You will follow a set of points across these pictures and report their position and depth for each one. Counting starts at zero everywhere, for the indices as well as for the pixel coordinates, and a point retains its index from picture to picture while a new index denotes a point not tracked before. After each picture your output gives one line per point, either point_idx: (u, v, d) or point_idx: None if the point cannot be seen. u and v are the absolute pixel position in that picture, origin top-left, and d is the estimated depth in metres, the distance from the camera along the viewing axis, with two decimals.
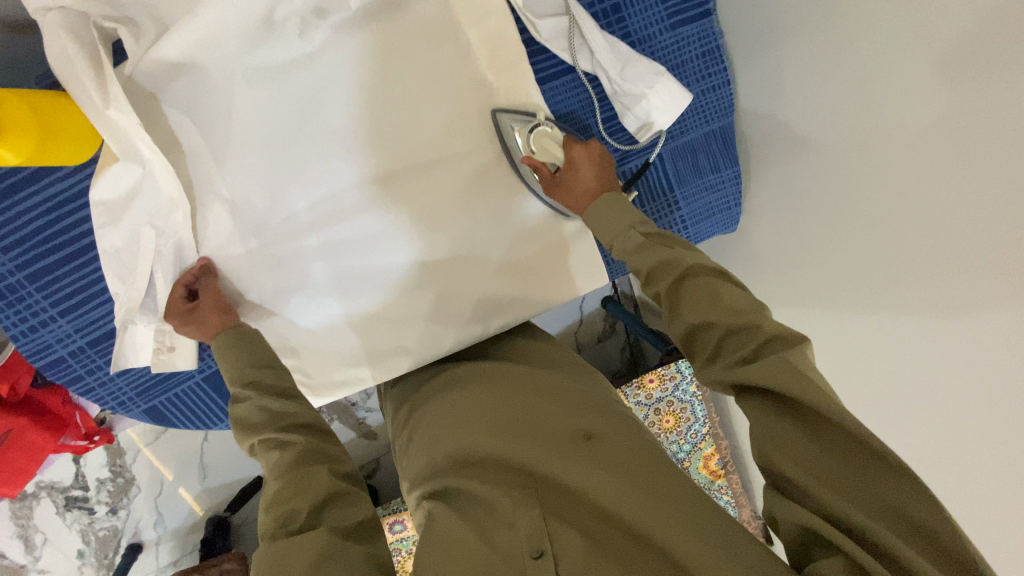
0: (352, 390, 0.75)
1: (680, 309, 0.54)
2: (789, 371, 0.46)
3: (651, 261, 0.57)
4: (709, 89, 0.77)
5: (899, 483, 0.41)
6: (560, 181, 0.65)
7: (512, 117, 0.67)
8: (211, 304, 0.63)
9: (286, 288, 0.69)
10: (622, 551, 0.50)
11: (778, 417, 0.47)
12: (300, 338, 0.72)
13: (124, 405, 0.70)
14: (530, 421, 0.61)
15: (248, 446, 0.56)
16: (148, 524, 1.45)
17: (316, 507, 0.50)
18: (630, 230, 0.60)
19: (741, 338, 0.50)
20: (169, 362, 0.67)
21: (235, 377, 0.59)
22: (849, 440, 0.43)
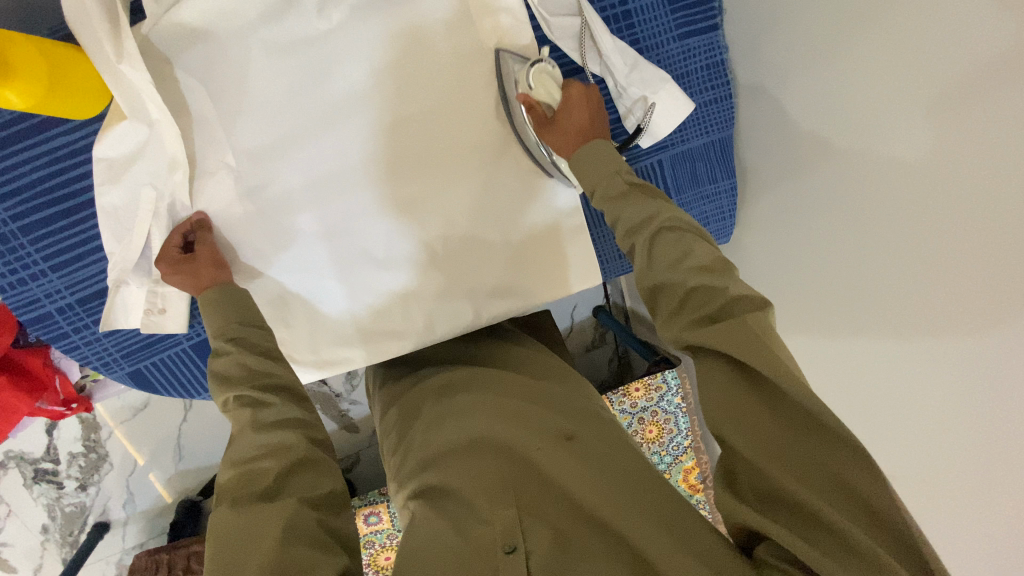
0: (339, 369, 0.75)
1: (652, 256, 0.56)
2: (750, 336, 0.48)
3: (627, 213, 0.59)
4: (711, 100, 0.79)
5: (840, 452, 0.43)
6: (553, 120, 0.65)
7: (514, 59, 0.68)
8: (205, 254, 0.63)
9: (283, 262, 0.70)
10: (593, 547, 0.50)
11: (730, 380, 0.48)
12: (291, 313, 0.72)
13: (107, 365, 0.70)
14: (512, 419, 0.62)
15: (223, 400, 0.56)
16: (117, 503, 1.43)
17: (287, 470, 0.50)
18: (615, 177, 0.61)
19: (704, 293, 0.52)
20: (159, 326, 0.67)
21: (218, 328, 0.60)
22: (795, 411, 0.45)
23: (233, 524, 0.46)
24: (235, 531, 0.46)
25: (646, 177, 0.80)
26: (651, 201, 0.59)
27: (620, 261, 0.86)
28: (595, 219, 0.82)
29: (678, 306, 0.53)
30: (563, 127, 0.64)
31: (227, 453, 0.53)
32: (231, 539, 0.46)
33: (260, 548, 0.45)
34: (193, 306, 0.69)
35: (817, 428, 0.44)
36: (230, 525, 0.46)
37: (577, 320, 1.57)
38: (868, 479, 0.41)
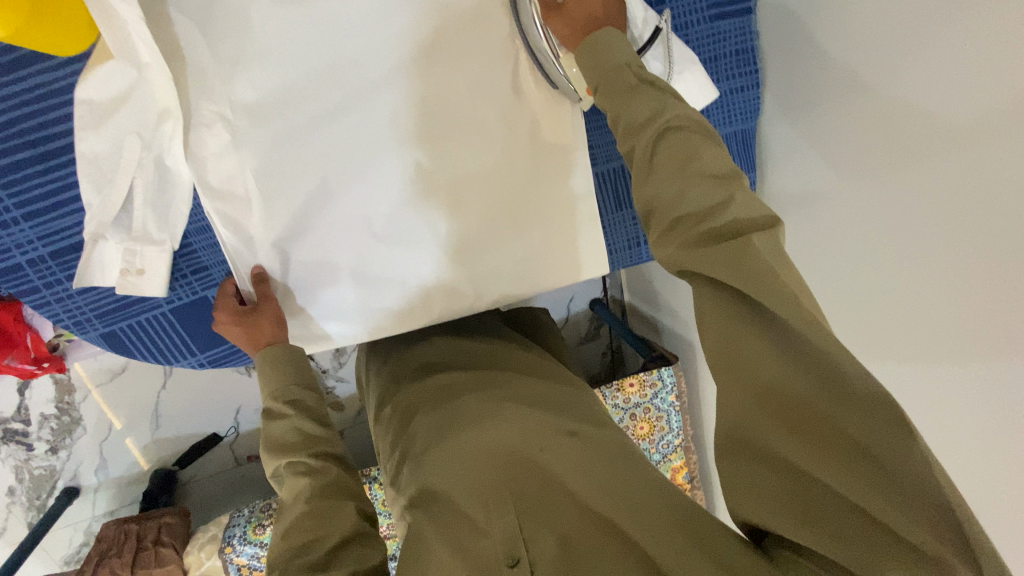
0: (330, 343, 0.72)
1: (653, 159, 0.51)
2: (752, 259, 0.44)
3: (630, 112, 0.53)
4: (737, 89, 0.76)
5: (862, 414, 0.40)
6: (562, 3, 0.59)
7: None
8: (268, 311, 0.65)
9: (277, 229, 0.65)
10: (601, 552, 0.50)
11: (747, 337, 0.44)
12: (281, 284, 0.67)
13: (80, 325, 0.65)
14: (507, 419, 0.62)
15: (279, 466, 0.61)
16: (88, 469, 1.39)
17: (339, 544, 0.54)
18: (625, 72, 0.55)
19: (704, 197, 0.48)
20: (137, 287, 0.63)
21: (273, 391, 0.65)
22: (812, 371, 0.41)
23: None
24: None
25: None
26: (662, 99, 0.53)
27: (628, 252, 0.83)
28: (605, 206, 0.80)
29: (673, 218, 0.49)
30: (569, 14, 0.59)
31: (279, 522, 0.57)
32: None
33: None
34: (176, 267, 0.65)
35: (835, 388, 0.41)
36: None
37: (572, 312, 1.55)
38: (888, 440, 0.39)
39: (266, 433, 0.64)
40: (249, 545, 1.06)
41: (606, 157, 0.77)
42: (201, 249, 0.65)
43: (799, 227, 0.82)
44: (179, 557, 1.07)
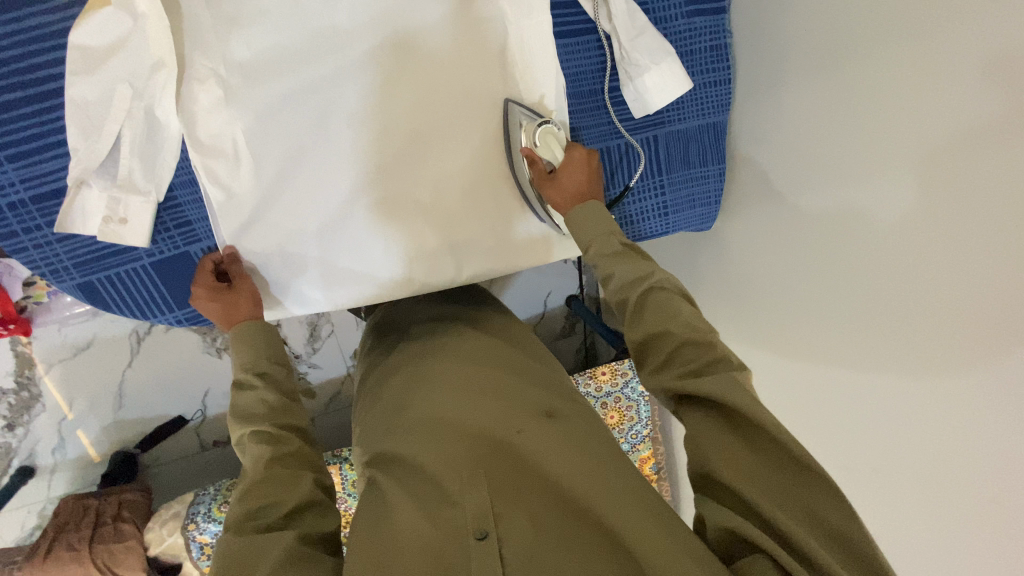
0: (311, 309, 0.73)
1: (643, 316, 0.62)
2: (734, 384, 0.54)
3: (622, 271, 0.64)
4: (710, 83, 0.80)
5: (822, 493, 0.48)
6: (554, 178, 0.69)
7: (522, 111, 0.72)
8: (245, 290, 0.67)
9: (265, 189, 0.67)
10: (567, 529, 0.52)
11: (718, 426, 0.55)
12: (267, 242, 0.69)
13: (57, 273, 0.64)
14: (487, 405, 0.65)
15: (239, 434, 0.61)
16: (46, 448, 1.34)
17: (293, 510, 0.55)
18: (612, 237, 0.67)
19: (691, 350, 0.59)
20: (117, 235, 0.63)
21: (241, 365, 0.65)
22: (779, 455, 0.51)
23: (237, 557, 0.50)
24: (236, 556, 0.50)
25: (639, 152, 0.80)
26: (644, 262, 0.66)
27: None
28: None
29: (662, 364, 0.60)
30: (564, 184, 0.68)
31: (235, 486, 0.57)
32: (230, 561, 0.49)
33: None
34: (159, 219, 0.65)
35: (799, 470, 0.50)
36: (235, 547, 0.51)
37: (549, 308, 1.58)
38: (841, 516, 0.47)
39: (232, 404, 0.64)
40: (213, 523, 1.04)
41: (591, 139, 0.78)
42: (187, 203, 0.66)
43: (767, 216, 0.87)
44: (140, 533, 1.04)
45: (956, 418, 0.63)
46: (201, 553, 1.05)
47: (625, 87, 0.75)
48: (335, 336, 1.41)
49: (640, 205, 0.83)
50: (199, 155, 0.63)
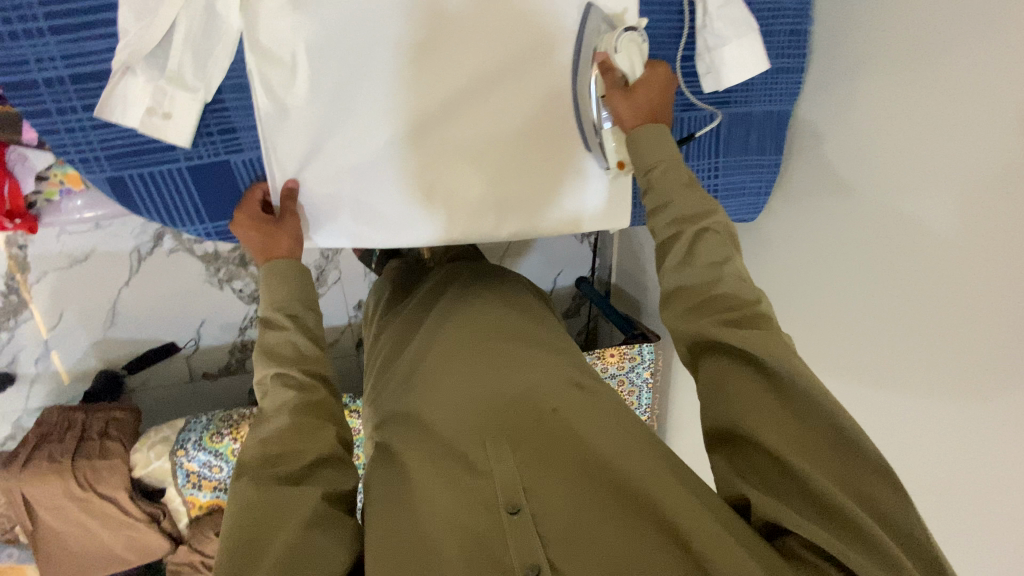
0: (343, 244, 0.70)
1: (694, 258, 0.59)
2: (781, 345, 0.54)
3: (678, 204, 0.61)
4: (782, 69, 0.78)
5: (872, 474, 0.47)
6: (626, 88, 0.65)
7: (601, 18, 0.69)
8: (289, 228, 0.64)
9: (318, 108, 0.64)
10: (601, 507, 0.51)
11: (769, 396, 0.52)
12: (313, 164, 0.66)
13: (88, 163, 0.60)
14: (510, 379, 0.64)
15: (264, 375, 0.59)
16: (29, 358, 1.30)
17: (313, 463, 0.53)
18: (672, 162, 0.63)
19: (738, 299, 0.57)
20: (158, 131, 0.59)
21: (274, 302, 0.62)
22: (832, 431, 0.49)
23: (255, 505, 0.49)
24: (258, 514, 0.48)
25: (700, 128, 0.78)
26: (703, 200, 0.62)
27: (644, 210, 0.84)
28: None
29: (703, 300, 0.58)
30: (636, 96, 0.64)
31: (257, 427, 0.55)
32: (251, 519, 0.48)
33: (273, 551, 0.46)
34: (202, 121, 0.61)
35: (852, 449, 0.48)
36: (257, 499, 0.49)
37: (558, 286, 1.57)
38: (893, 498, 0.46)
39: (259, 341, 0.61)
40: (202, 452, 1.02)
41: None
42: (234, 108, 0.62)
43: (812, 217, 0.87)
44: (125, 453, 1.00)
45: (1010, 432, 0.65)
46: (188, 480, 1.03)
47: (699, 57, 0.73)
48: (340, 283, 1.38)
49: None
50: (257, 59, 0.60)
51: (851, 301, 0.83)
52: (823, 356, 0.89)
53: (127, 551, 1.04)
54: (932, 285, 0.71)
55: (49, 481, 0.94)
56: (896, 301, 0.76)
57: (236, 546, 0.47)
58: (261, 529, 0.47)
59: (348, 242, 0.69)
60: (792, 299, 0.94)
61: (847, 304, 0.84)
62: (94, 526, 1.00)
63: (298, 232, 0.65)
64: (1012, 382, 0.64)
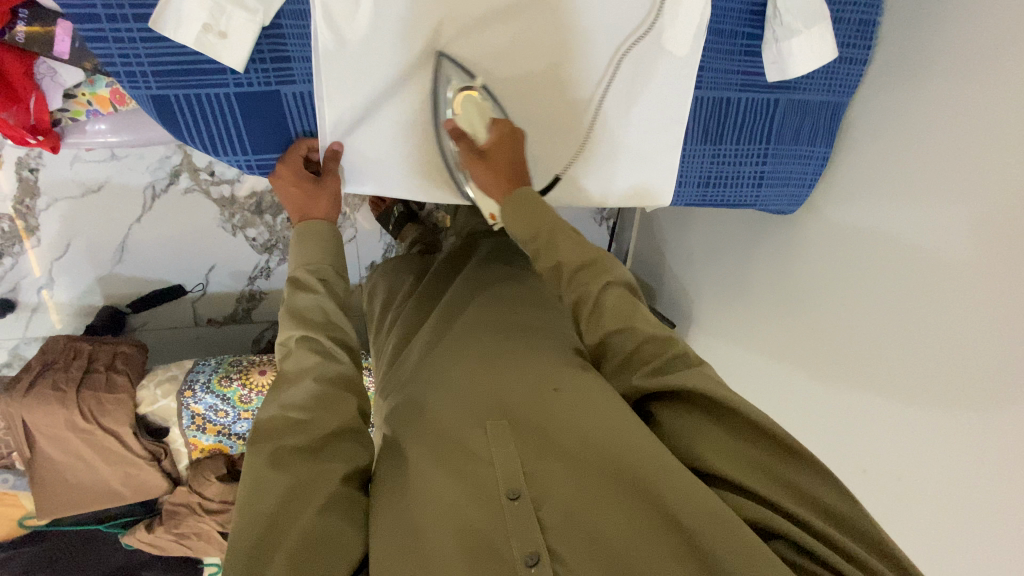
0: (388, 189, 0.70)
1: (603, 318, 0.59)
2: (705, 378, 0.54)
3: (573, 267, 0.61)
4: (846, 59, 0.77)
5: (811, 476, 0.48)
6: (481, 153, 0.66)
7: (452, 65, 0.66)
8: (331, 188, 0.64)
9: (377, 44, 0.62)
10: (605, 494, 0.48)
11: (700, 421, 0.53)
12: (369, 103, 0.64)
13: (133, 76, 0.57)
14: (511, 364, 0.62)
15: (286, 336, 0.58)
16: (32, 285, 1.26)
17: (334, 434, 0.51)
18: (551, 224, 0.63)
19: (654, 345, 0.57)
20: (214, 51, 0.57)
21: (306, 263, 0.62)
22: (762, 439, 0.50)
23: (267, 484, 0.47)
24: (280, 492, 0.46)
25: (757, 110, 0.76)
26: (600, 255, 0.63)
27: (694, 189, 0.80)
28: (695, 135, 0.76)
29: (621, 360, 0.59)
30: (489, 161, 0.65)
31: (278, 387, 0.54)
32: (272, 500, 0.46)
33: (289, 539, 0.44)
34: (257, 46, 0.59)
35: (787, 454, 0.49)
36: (271, 480, 0.47)
37: None
38: (837, 495, 0.47)
39: (285, 301, 0.60)
40: (210, 395, 1.01)
41: (712, 84, 0.73)
42: (290, 36, 0.59)
43: (853, 215, 0.87)
44: (133, 388, 0.98)
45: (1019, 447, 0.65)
46: (192, 423, 1.02)
47: (766, 41, 0.71)
48: (356, 242, 1.35)
49: (740, 169, 0.80)
50: None
51: (879, 303, 0.82)
52: (833, 357, 0.90)
53: (125, 487, 1.03)
54: (962, 292, 0.71)
55: (53, 409, 0.92)
56: (917, 305, 0.77)
57: (248, 533, 0.44)
58: (279, 510, 0.46)
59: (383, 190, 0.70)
60: (812, 299, 0.95)
61: (870, 306, 0.84)
62: (93, 459, 0.98)
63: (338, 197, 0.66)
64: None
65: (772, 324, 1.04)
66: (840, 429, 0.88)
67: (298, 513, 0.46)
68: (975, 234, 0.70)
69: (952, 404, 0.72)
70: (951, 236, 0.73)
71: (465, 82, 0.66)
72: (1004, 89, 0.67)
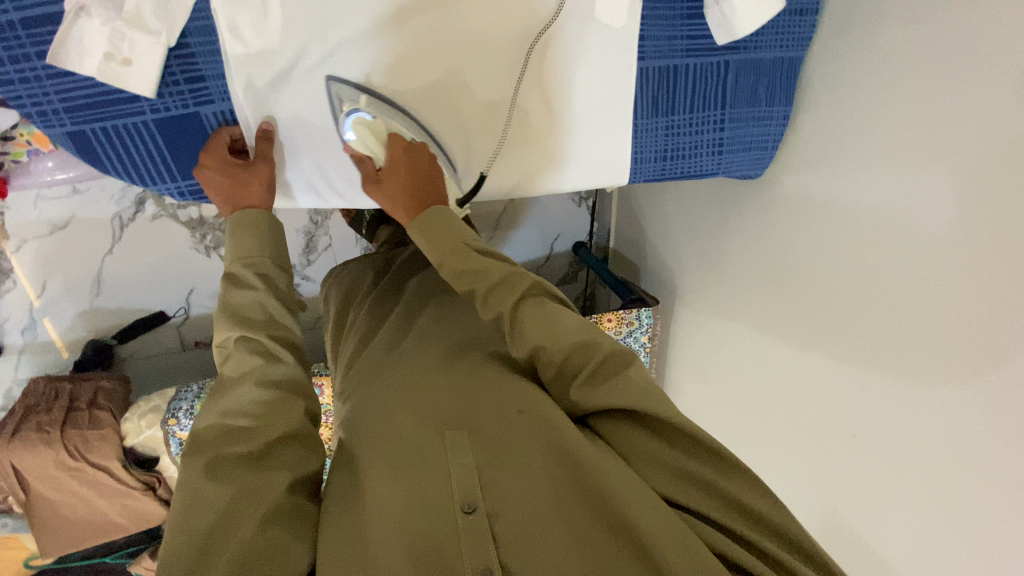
0: (331, 198, 0.69)
1: (526, 333, 0.56)
2: (634, 386, 0.53)
3: (484, 288, 0.59)
4: (796, 12, 0.74)
5: (744, 485, 0.49)
6: (378, 179, 0.64)
7: (342, 87, 0.61)
8: (259, 173, 0.61)
9: (295, 52, 0.59)
10: (563, 506, 0.49)
11: (636, 432, 0.53)
12: (297, 112, 0.63)
13: (43, 115, 0.55)
14: (471, 369, 0.62)
15: (224, 336, 0.56)
16: (15, 327, 1.26)
17: (279, 439, 0.51)
18: (461, 248, 0.61)
19: (580, 355, 0.55)
20: (120, 80, 0.54)
21: (242, 257, 0.60)
22: (698, 450, 0.51)
23: (202, 502, 0.45)
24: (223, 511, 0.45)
25: (707, 75, 0.73)
26: (516, 269, 0.61)
27: (653, 164, 0.77)
28: (646, 110, 0.73)
29: (555, 371, 0.56)
30: (384, 188, 0.64)
31: (218, 392, 0.53)
32: (210, 515, 0.45)
33: (227, 554, 0.43)
34: (167, 69, 0.56)
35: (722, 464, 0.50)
36: (208, 493, 0.46)
37: (555, 252, 1.52)
38: (768, 504, 0.49)
39: (222, 297, 0.58)
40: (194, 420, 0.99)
41: (656, 52, 0.70)
42: (201, 54, 0.57)
43: (822, 174, 0.84)
44: (116, 423, 0.99)
45: (1005, 401, 0.64)
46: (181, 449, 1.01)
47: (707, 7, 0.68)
48: (331, 250, 1.34)
49: (698, 139, 0.77)
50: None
51: (855, 264, 0.81)
52: (816, 321, 0.88)
53: (123, 518, 1.04)
54: (937, 247, 0.70)
55: (40, 451, 0.93)
56: (892, 263, 0.75)
57: (182, 551, 0.43)
58: (217, 524, 0.44)
59: (321, 199, 0.69)
60: (789, 263, 0.92)
61: (840, 266, 0.83)
62: (89, 495, 0.99)
63: (269, 181, 0.63)
64: (1011, 346, 0.62)
65: (752, 293, 1.02)
66: (828, 394, 0.88)
67: (236, 524, 0.45)
68: (945, 187, 0.68)
69: (937, 360, 0.71)
70: (921, 189, 0.71)
71: (352, 104, 0.61)
72: (962, 32, 0.64)
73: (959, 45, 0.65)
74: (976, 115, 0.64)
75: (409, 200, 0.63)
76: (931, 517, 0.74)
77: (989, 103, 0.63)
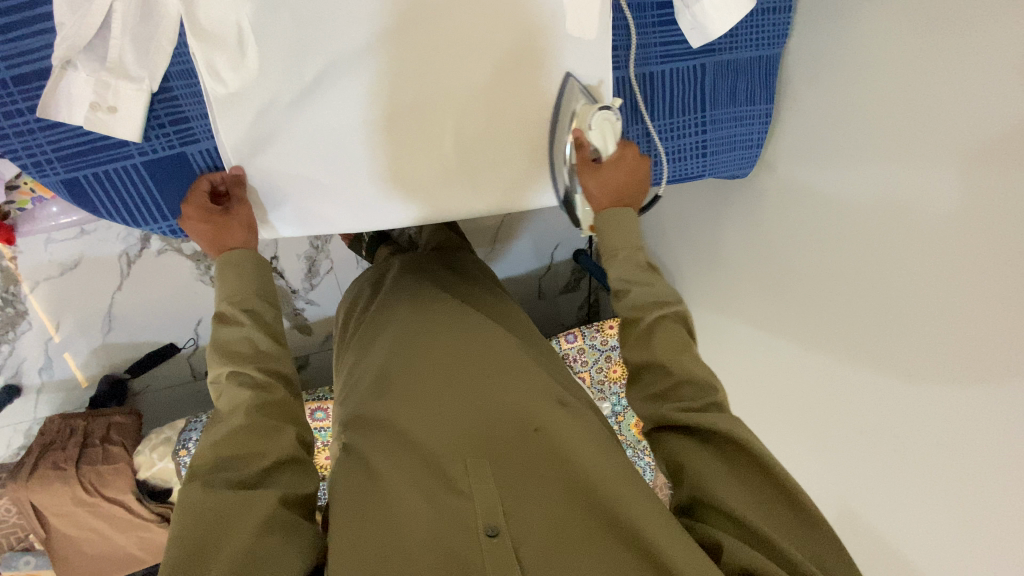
0: (317, 229, 0.68)
1: (653, 346, 0.63)
2: (726, 418, 0.57)
3: (638, 292, 0.66)
4: (770, 10, 0.74)
5: (810, 534, 0.51)
6: (597, 167, 0.68)
7: (582, 90, 0.69)
8: (240, 216, 0.62)
9: (276, 88, 0.61)
10: (588, 535, 0.49)
11: (707, 455, 0.56)
12: (281, 146, 0.63)
13: (38, 165, 0.57)
14: (487, 391, 0.62)
15: (216, 372, 0.57)
16: (32, 367, 1.29)
17: (273, 465, 0.52)
18: (636, 250, 0.68)
19: (693, 388, 0.60)
20: (107, 127, 0.57)
21: (231, 296, 0.61)
22: (766, 490, 0.54)
23: (198, 514, 0.46)
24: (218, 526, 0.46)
25: (685, 80, 0.73)
26: (667, 290, 0.67)
27: None
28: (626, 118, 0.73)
29: (667, 385, 0.61)
30: (603, 175, 0.68)
31: (212, 429, 0.54)
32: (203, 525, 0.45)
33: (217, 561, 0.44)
34: (152, 113, 0.59)
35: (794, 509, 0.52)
36: (203, 505, 0.47)
37: (555, 260, 1.53)
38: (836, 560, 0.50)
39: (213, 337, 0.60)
40: None
41: (630, 62, 0.71)
42: (183, 96, 0.59)
43: (811, 168, 0.84)
44: (128, 456, 1.01)
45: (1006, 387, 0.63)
46: None
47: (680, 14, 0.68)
48: (333, 273, 1.35)
49: (681, 143, 0.77)
50: (205, 41, 0.57)
51: (849, 256, 0.80)
52: (816, 316, 0.88)
53: (141, 551, 1.05)
54: (928, 235, 0.69)
55: (56, 487, 0.95)
56: (885, 254, 0.75)
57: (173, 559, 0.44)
58: (208, 537, 0.45)
59: (306, 230, 0.68)
60: (786, 260, 0.92)
61: (837, 260, 0.82)
62: (106, 529, 1.01)
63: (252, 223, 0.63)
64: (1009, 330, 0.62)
65: (751, 291, 1.01)
66: (833, 389, 0.87)
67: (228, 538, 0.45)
68: (932, 174, 0.68)
69: (938, 349, 0.70)
70: (907, 178, 0.71)
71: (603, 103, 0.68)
72: (935, 21, 0.65)
73: (933, 34, 0.65)
74: (955, 101, 0.64)
75: (619, 192, 0.69)
76: (945, 508, 0.72)
77: (966, 89, 0.63)
